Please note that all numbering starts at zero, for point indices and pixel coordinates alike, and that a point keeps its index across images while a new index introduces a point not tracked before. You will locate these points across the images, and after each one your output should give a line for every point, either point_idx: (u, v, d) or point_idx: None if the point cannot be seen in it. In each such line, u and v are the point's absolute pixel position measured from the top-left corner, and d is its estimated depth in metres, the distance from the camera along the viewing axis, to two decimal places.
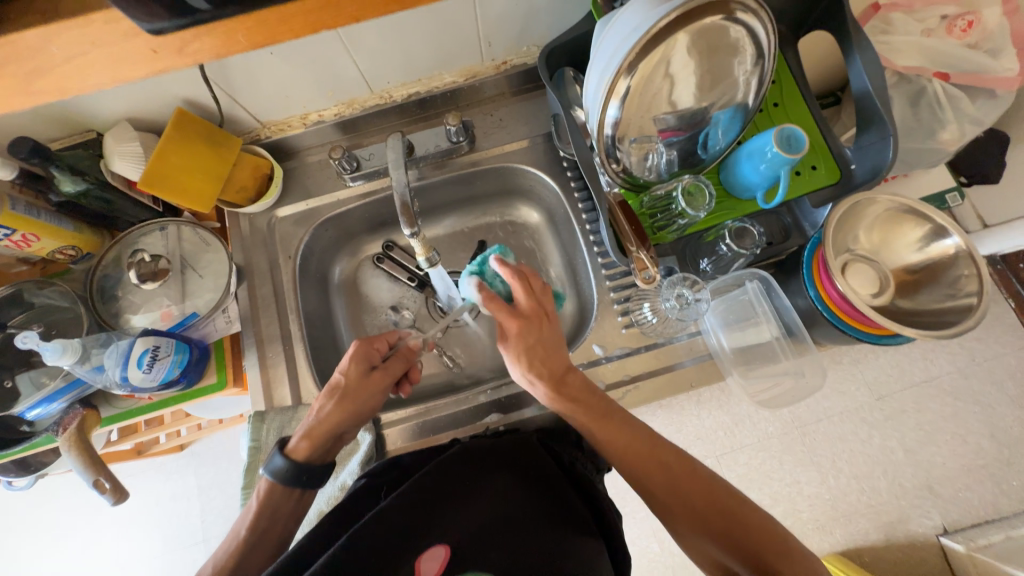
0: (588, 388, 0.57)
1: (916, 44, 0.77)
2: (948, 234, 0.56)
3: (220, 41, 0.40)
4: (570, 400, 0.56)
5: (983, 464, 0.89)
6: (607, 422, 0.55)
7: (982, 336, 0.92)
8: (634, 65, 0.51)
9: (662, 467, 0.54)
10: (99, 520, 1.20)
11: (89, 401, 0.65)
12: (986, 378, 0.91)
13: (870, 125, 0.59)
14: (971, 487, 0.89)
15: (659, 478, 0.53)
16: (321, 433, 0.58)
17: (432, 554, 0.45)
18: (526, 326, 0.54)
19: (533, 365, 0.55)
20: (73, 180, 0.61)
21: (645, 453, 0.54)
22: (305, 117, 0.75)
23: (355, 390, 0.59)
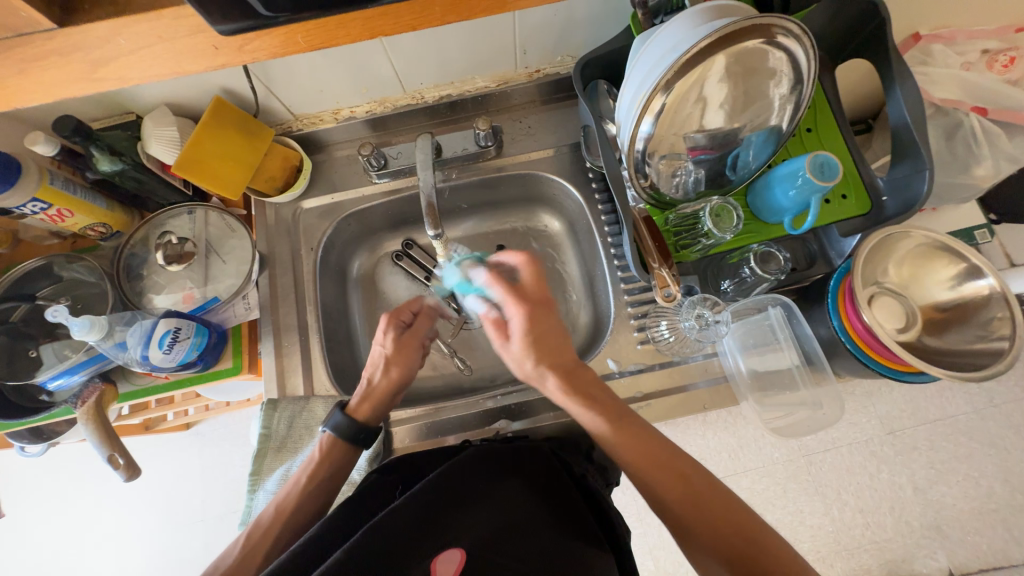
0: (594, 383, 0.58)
1: (955, 77, 0.77)
2: (982, 275, 0.55)
3: (280, 40, 0.41)
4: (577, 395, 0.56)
5: (994, 509, 0.87)
6: (624, 428, 0.54)
7: (1002, 378, 0.90)
8: (671, 83, 0.51)
9: (679, 473, 0.52)
10: (103, 490, 1.22)
11: (108, 376, 0.66)
12: (1004, 421, 0.89)
13: (904, 157, 0.58)
14: (981, 531, 0.86)
15: (675, 486, 0.51)
16: (373, 397, 0.62)
17: (447, 556, 0.44)
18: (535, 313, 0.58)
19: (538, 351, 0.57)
20: (110, 159, 0.62)
21: (661, 459, 0.52)
22: (337, 112, 0.76)
23: (394, 354, 0.63)
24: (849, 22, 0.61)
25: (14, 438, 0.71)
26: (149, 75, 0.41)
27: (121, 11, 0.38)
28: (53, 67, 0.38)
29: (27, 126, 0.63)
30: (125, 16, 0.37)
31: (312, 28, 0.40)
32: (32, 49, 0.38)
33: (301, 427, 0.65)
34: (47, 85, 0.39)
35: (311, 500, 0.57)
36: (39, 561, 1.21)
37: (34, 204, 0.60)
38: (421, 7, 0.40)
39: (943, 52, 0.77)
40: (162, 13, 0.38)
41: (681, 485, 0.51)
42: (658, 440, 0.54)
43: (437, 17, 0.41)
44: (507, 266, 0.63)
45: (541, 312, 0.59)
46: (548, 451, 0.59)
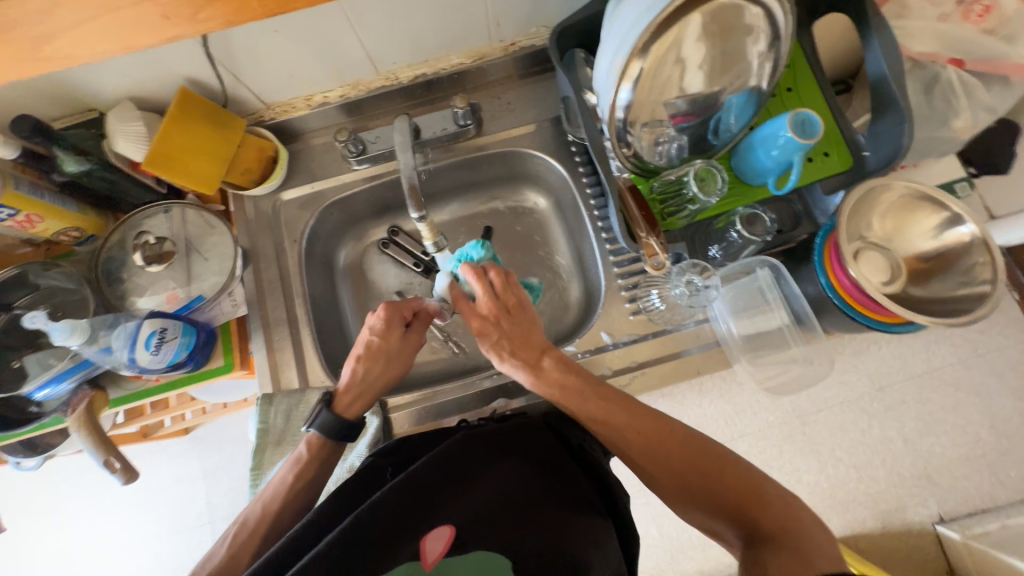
0: (566, 364, 0.58)
1: (932, 28, 0.77)
2: (963, 223, 0.56)
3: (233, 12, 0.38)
4: (547, 381, 0.57)
5: (981, 454, 0.90)
6: (597, 401, 0.56)
7: (985, 329, 0.92)
8: (647, 47, 0.51)
9: (653, 437, 0.54)
10: (106, 501, 1.22)
11: (97, 383, 0.65)
12: (988, 370, 0.91)
13: (883, 111, 0.59)
14: (969, 476, 0.89)
15: (653, 445, 0.54)
16: (358, 392, 0.62)
17: (436, 534, 0.45)
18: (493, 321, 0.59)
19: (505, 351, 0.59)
20: (76, 160, 0.60)
21: (635, 424, 0.55)
22: (310, 98, 0.73)
23: (385, 357, 0.63)
24: None
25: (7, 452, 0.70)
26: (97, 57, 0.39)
27: None
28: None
29: None
30: None
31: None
32: None
33: (300, 419, 0.64)
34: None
35: (298, 493, 0.58)
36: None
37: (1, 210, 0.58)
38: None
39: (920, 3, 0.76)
40: None
41: (657, 444, 0.54)
42: (629, 409, 0.55)
43: None
44: (492, 267, 0.61)
45: (512, 308, 0.60)
46: (541, 425, 0.58)
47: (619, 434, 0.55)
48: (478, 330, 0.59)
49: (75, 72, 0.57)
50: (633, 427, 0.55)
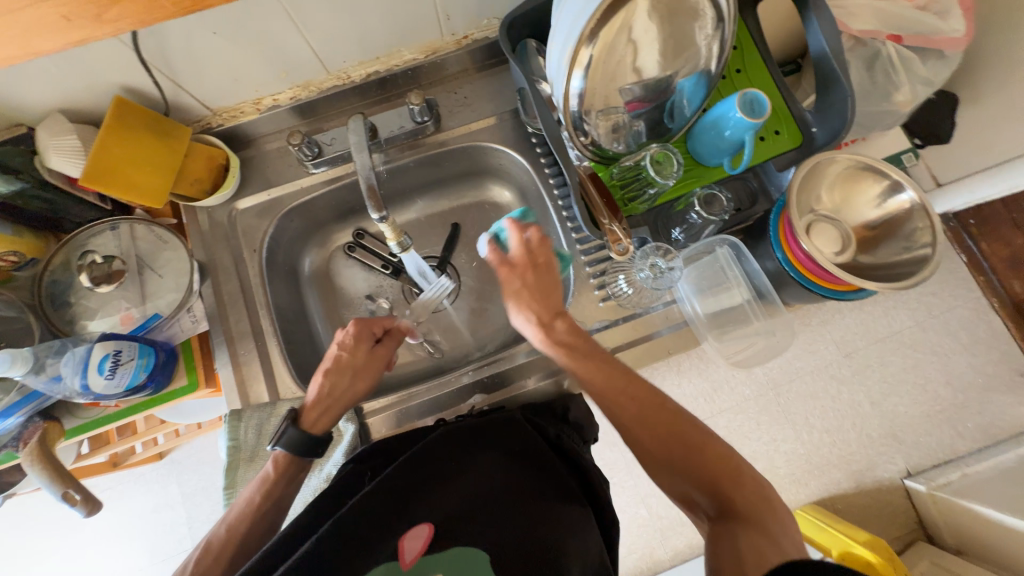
0: (574, 333, 0.59)
1: (870, 7, 0.80)
2: (904, 190, 0.58)
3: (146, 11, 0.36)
4: (554, 342, 0.58)
5: (940, 409, 0.95)
6: (595, 365, 0.56)
7: (937, 291, 0.97)
8: (595, 34, 0.51)
9: (640, 413, 0.54)
10: (80, 536, 1.16)
11: (50, 414, 0.61)
12: (942, 329, 0.97)
13: (827, 87, 0.62)
14: (930, 431, 0.95)
15: (637, 421, 0.54)
16: (324, 408, 0.60)
17: (416, 532, 0.44)
18: (522, 272, 0.59)
19: (527, 307, 0.59)
20: (3, 180, 0.56)
21: (624, 397, 0.55)
22: (259, 102, 0.71)
23: (353, 370, 0.62)
24: None
25: None
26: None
27: None
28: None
29: None
30: None
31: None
32: None
33: (271, 433, 0.62)
34: None
35: (271, 504, 0.56)
36: None
37: None
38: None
39: None
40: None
41: (643, 421, 0.54)
42: (626, 377, 0.56)
43: None
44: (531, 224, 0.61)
45: (540, 264, 0.60)
46: (520, 418, 0.59)
47: (612, 403, 0.55)
48: (505, 279, 0.59)
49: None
50: (621, 399, 0.55)
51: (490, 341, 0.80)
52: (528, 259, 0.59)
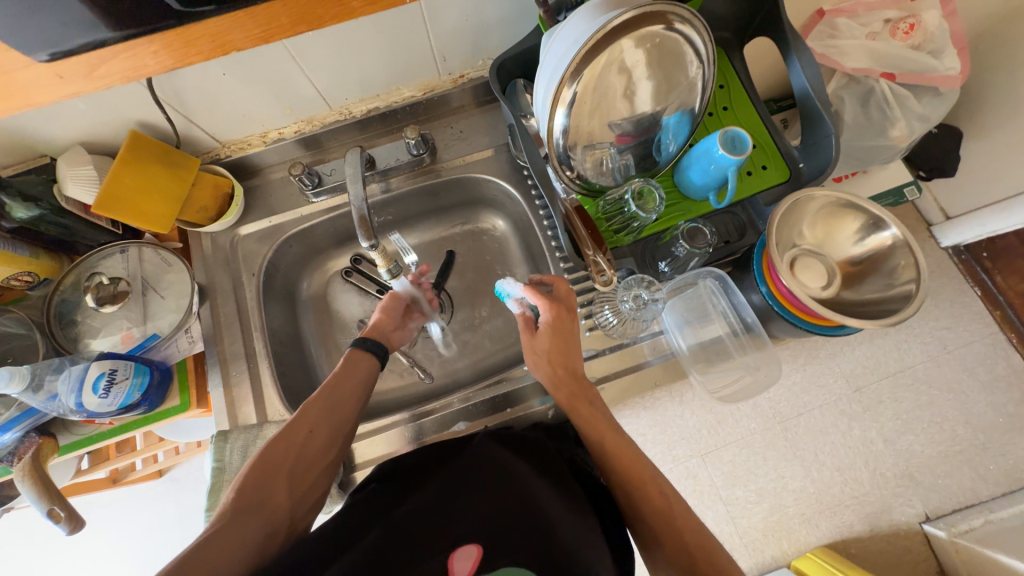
0: (594, 400, 0.60)
1: (863, 47, 0.82)
2: (886, 226, 0.58)
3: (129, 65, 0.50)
4: (581, 399, 0.59)
5: (959, 450, 0.91)
6: (613, 438, 0.57)
7: (952, 326, 0.96)
8: (578, 72, 0.53)
9: (664, 514, 0.52)
10: (76, 553, 1.16)
11: (46, 429, 0.63)
12: (958, 365, 0.95)
13: (810, 123, 0.64)
14: (949, 473, 0.91)
15: (659, 523, 0.52)
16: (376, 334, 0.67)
17: (464, 551, 0.41)
18: (560, 315, 0.62)
19: (560, 353, 0.61)
20: (25, 206, 0.61)
21: (650, 496, 0.53)
22: (265, 135, 0.75)
23: (398, 308, 0.71)
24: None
25: None
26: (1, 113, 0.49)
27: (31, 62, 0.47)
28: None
29: None
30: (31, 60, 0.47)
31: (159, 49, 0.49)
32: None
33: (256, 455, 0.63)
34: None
35: (341, 396, 0.59)
36: None
37: None
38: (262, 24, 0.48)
39: (847, 24, 0.82)
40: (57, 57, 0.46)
41: (662, 524, 0.52)
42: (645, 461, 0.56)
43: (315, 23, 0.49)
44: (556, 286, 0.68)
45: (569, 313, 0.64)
46: (544, 440, 0.58)
47: (629, 486, 0.54)
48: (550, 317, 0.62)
49: (22, 121, 0.58)
50: (648, 494, 0.53)
51: (479, 369, 0.80)
52: (566, 300, 0.64)
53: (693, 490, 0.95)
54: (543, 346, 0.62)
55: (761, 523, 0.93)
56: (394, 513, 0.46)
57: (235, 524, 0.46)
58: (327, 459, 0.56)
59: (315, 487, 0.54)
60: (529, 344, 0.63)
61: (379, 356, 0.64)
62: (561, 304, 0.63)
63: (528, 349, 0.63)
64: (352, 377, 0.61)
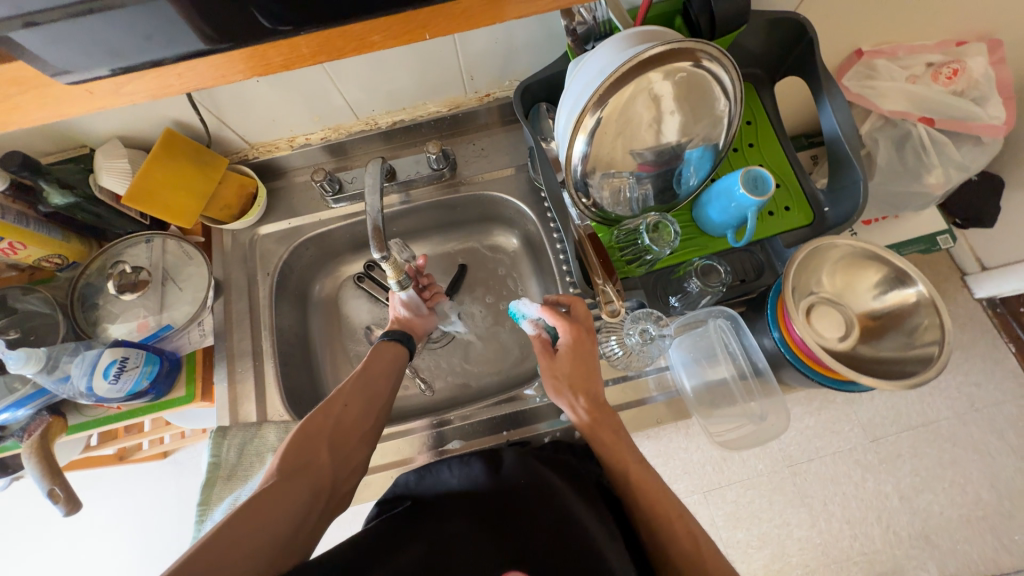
0: (617, 427, 0.59)
1: (902, 90, 0.80)
2: (911, 282, 0.56)
3: (155, 83, 0.37)
4: (606, 425, 0.58)
5: (983, 515, 0.88)
6: (637, 466, 0.55)
7: (982, 383, 0.95)
8: (602, 101, 0.52)
9: (690, 557, 0.50)
10: (76, 525, 1.18)
11: (58, 408, 0.65)
12: (986, 426, 0.92)
13: (839, 168, 0.62)
14: (970, 539, 0.88)
15: (687, 567, 0.49)
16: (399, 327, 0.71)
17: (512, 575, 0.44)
18: (581, 336, 0.61)
19: (582, 377, 0.60)
20: (61, 193, 0.64)
21: (677, 536, 0.51)
22: (293, 140, 0.77)
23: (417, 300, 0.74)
24: (783, 38, 0.64)
25: None
26: (40, 117, 0.36)
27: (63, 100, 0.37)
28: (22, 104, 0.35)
29: None
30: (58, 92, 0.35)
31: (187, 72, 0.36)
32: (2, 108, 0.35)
33: (252, 453, 0.64)
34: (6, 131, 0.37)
35: (373, 375, 0.62)
36: None
37: None
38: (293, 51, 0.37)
39: (887, 66, 0.79)
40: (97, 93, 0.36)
41: (690, 569, 0.49)
42: (668, 492, 0.54)
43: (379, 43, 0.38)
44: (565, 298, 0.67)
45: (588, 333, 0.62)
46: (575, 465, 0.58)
47: (655, 517, 0.52)
48: (570, 338, 0.61)
49: None
50: (675, 533, 0.51)
51: (479, 386, 0.80)
52: (586, 321, 0.62)
53: None
54: (563, 371, 0.61)
55: (761, 567, 0.91)
56: (437, 530, 0.48)
57: (288, 482, 0.49)
58: (365, 429, 0.58)
59: (356, 456, 0.56)
60: (545, 366, 0.62)
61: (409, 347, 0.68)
62: (579, 324, 0.62)
63: (547, 373, 0.62)
64: (382, 358, 0.65)
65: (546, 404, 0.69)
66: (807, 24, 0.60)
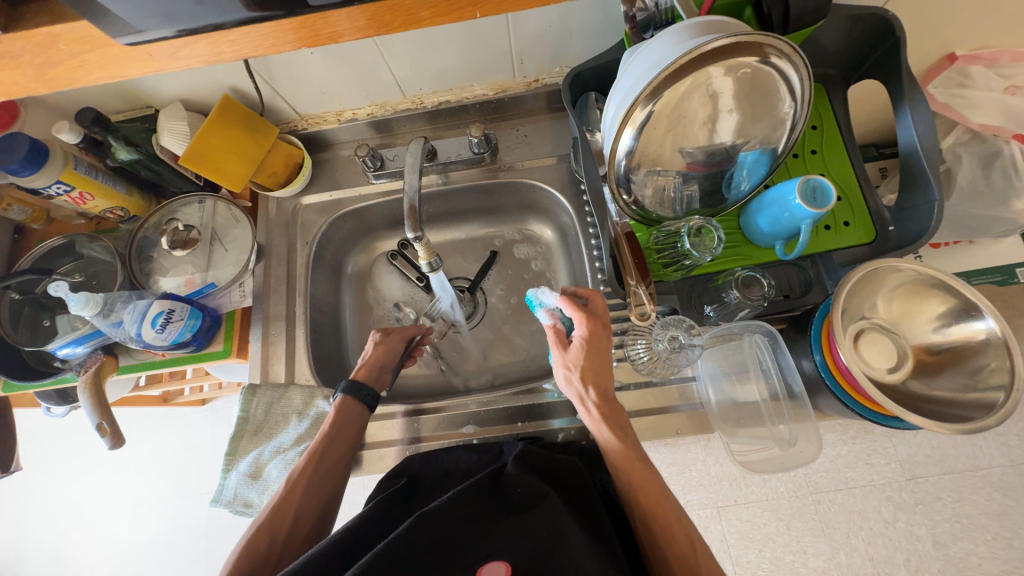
0: (625, 425, 0.56)
1: (996, 101, 0.73)
2: (981, 316, 0.50)
3: (208, 49, 0.38)
4: (613, 424, 0.55)
5: None
6: (641, 467, 0.53)
7: None
8: (655, 93, 0.49)
9: (687, 560, 0.48)
10: (120, 457, 1.29)
11: (111, 349, 0.70)
12: None
13: (914, 186, 0.57)
14: None
15: (681, 569, 0.48)
16: (369, 375, 0.66)
17: (492, 567, 0.43)
18: (596, 331, 0.58)
19: (593, 372, 0.57)
20: (127, 150, 0.67)
21: (675, 541, 0.49)
22: (340, 114, 0.79)
23: (394, 350, 0.69)
24: (865, 37, 0.58)
25: (43, 397, 0.77)
26: (109, 73, 0.38)
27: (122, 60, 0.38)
28: (91, 64, 0.37)
29: (51, 112, 0.69)
30: (120, 51, 0.37)
31: (237, 38, 0.37)
32: (65, 64, 0.37)
33: (276, 413, 0.67)
34: (66, 84, 0.38)
35: (324, 472, 0.57)
36: (63, 519, 1.28)
37: (58, 186, 0.65)
38: (339, 22, 0.37)
39: (982, 74, 0.71)
40: (153, 53, 0.37)
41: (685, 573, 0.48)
42: (669, 498, 0.52)
43: (424, 20, 0.38)
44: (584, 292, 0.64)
45: (603, 329, 0.59)
46: (581, 468, 0.58)
47: (656, 519, 0.51)
48: (587, 331, 0.58)
49: None
50: (672, 536, 0.50)
51: (499, 375, 0.80)
52: (603, 316, 0.60)
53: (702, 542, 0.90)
54: (575, 362, 0.58)
55: None
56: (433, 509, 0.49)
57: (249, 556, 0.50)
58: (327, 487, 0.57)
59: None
60: (558, 360, 0.59)
61: (368, 406, 0.63)
62: (597, 319, 0.59)
63: (560, 364, 0.59)
64: (338, 444, 0.60)
65: (561, 401, 0.69)
66: (895, 22, 0.54)
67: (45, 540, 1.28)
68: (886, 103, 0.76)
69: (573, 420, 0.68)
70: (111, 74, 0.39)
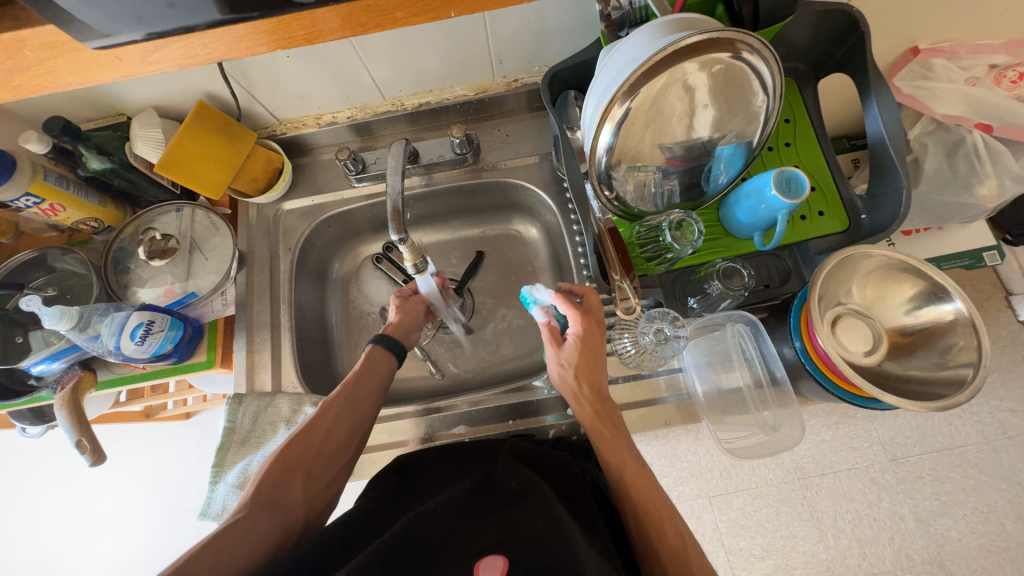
0: (617, 421, 0.57)
1: (958, 92, 0.76)
2: (949, 298, 0.52)
3: (179, 53, 0.37)
4: (606, 421, 0.56)
5: (1005, 546, 0.86)
6: (631, 462, 0.54)
7: (1017, 410, 0.91)
8: (633, 90, 0.50)
9: (678, 557, 0.48)
10: (103, 476, 1.25)
11: (88, 364, 0.68)
12: (1017, 454, 0.89)
13: (882, 174, 0.59)
14: (987, 569, 0.85)
15: (672, 566, 0.48)
16: (398, 333, 0.67)
17: (490, 562, 0.42)
18: (589, 326, 0.59)
19: (586, 373, 0.58)
20: (99, 158, 0.65)
21: (666, 536, 0.50)
22: (319, 117, 0.78)
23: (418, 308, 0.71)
24: (831, 32, 0.60)
25: (16, 417, 0.74)
26: (75, 78, 0.37)
27: (89, 67, 0.37)
28: (59, 70, 0.37)
29: (18, 122, 0.67)
30: (88, 56, 0.36)
31: (210, 40, 0.37)
32: (31, 71, 0.36)
33: (264, 421, 0.65)
34: (32, 91, 0.38)
35: (360, 397, 0.58)
36: (43, 543, 1.23)
37: (27, 199, 0.63)
38: (314, 23, 0.37)
39: (944, 66, 0.74)
40: (124, 57, 0.36)
41: (675, 569, 0.48)
42: (658, 492, 0.53)
43: (400, 19, 0.38)
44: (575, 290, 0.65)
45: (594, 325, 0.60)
46: (570, 461, 0.58)
47: (646, 513, 0.51)
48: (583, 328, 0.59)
49: None
50: (662, 530, 0.50)
51: (489, 374, 0.80)
52: (596, 314, 0.61)
53: (696, 531, 0.91)
54: (570, 360, 0.58)
55: None
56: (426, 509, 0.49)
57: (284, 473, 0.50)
58: (355, 421, 0.57)
59: (330, 491, 0.54)
60: (550, 357, 0.60)
61: (397, 355, 0.64)
62: (590, 316, 0.60)
63: (555, 362, 0.60)
64: (374, 373, 0.61)
65: (551, 397, 0.69)
66: (858, 17, 0.56)
67: (24, 566, 1.23)
68: (855, 96, 0.78)
69: (564, 416, 0.68)
70: (78, 80, 0.38)
